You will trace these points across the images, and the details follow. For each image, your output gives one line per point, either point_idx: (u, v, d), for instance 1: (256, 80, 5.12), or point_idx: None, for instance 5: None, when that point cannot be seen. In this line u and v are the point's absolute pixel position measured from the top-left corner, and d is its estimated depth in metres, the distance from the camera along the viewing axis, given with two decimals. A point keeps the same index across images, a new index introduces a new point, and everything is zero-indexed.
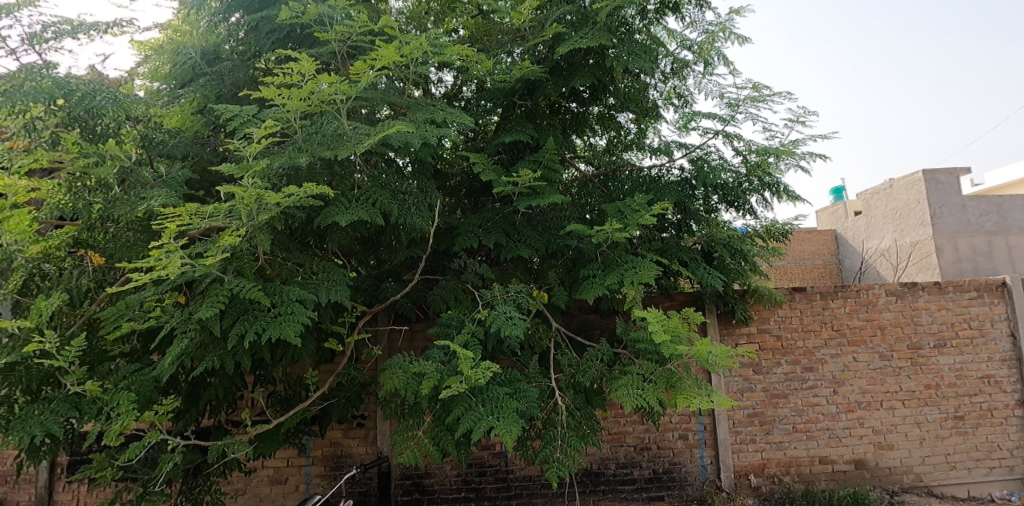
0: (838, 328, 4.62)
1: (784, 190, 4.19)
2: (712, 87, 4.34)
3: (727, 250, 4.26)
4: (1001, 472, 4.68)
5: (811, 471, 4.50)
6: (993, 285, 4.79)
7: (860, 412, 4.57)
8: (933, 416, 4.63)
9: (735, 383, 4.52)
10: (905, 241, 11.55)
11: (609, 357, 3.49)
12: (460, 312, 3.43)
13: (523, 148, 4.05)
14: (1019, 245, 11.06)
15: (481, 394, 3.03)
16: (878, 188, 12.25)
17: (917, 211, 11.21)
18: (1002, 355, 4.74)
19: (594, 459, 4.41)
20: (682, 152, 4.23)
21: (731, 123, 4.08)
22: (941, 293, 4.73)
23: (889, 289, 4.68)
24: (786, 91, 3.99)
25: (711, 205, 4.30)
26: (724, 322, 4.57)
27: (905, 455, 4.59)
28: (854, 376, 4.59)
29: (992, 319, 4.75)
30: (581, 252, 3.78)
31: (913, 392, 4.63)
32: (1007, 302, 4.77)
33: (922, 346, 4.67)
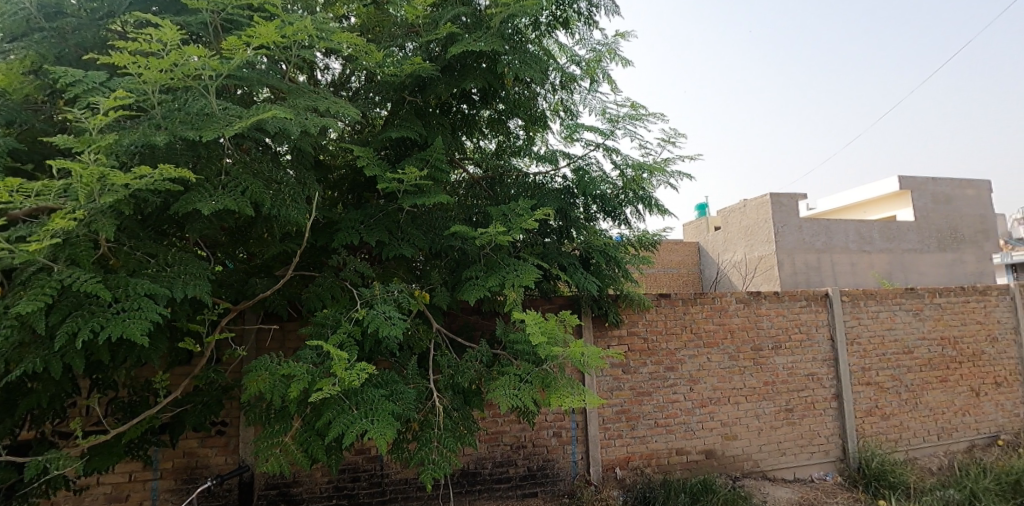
0: (695, 331, 5.06)
1: (654, 204, 4.50)
2: (595, 104, 4.56)
3: (603, 257, 4.48)
4: (819, 456, 5.39)
5: (668, 462, 4.87)
6: (819, 295, 5.53)
7: (711, 407, 5.03)
8: (768, 408, 5.23)
9: (606, 382, 4.78)
10: (754, 254, 12.98)
11: (488, 358, 3.52)
12: (336, 311, 3.27)
13: (410, 146, 3.98)
14: (841, 261, 12.87)
15: (355, 397, 2.92)
16: (734, 207, 13.66)
17: (764, 229, 12.66)
18: (823, 355, 5.47)
19: (471, 459, 4.43)
20: (565, 162, 4.41)
21: (610, 138, 4.32)
22: (779, 301, 5.38)
23: (738, 297, 5.22)
24: (660, 113, 4.30)
25: (590, 214, 4.52)
26: (597, 324, 4.80)
27: (746, 444, 5.13)
28: (707, 375, 5.05)
29: (816, 324, 5.48)
30: (464, 254, 3.79)
31: (754, 389, 5.20)
32: (828, 310, 5.54)
33: (763, 347, 5.26)
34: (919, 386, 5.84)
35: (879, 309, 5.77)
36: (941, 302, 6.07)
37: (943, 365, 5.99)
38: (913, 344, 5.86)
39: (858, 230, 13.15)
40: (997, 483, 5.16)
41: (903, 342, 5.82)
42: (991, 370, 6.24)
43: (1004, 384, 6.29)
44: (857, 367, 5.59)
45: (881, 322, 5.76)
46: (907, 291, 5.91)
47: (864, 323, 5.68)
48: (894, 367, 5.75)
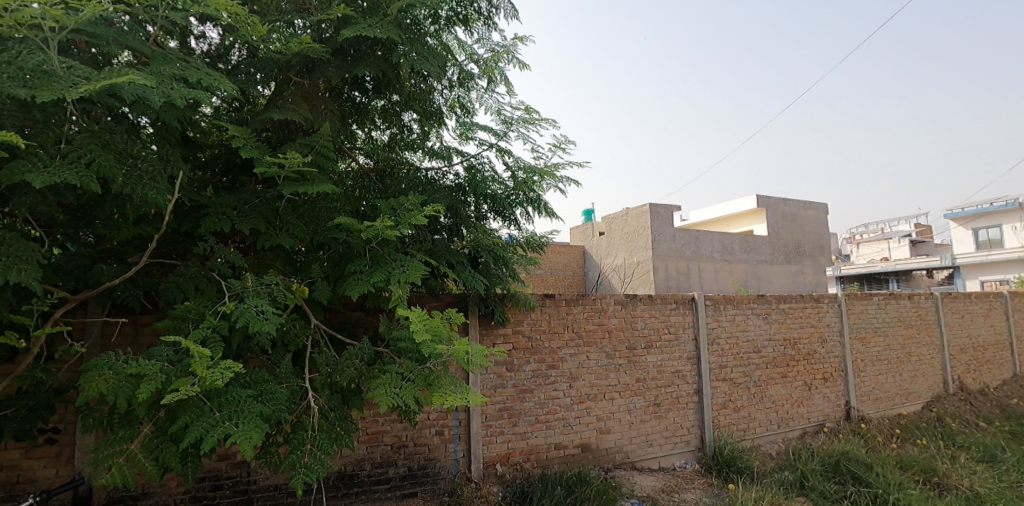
0: (576, 331, 5.26)
1: (543, 207, 4.61)
2: (492, 104, 4.58)
3: (491, 256, 4.47)
4: (681, 446, 5.84)
5: (547, 456, 5.01)
6: (686, 299, 6.01)
7: (588, 403, 5.26)
8: (639, 403, 5.58)
9: (490, 380, 4.81)
10: (633, 259, 13.83)
11: (370, 355, 3.38)
12: (200, 304, 2.97)
13: (294, 130, 3.74)
14: (707, 269, 14.07)
15: (218, 398, 2.67)
16: (617, 214, 14.45)
17: (643, 236, 13.52)
18: (687, 354, 5.95)
19: (348, 461, 4.25)
20: (459, 159, 4.41)
21: (503, 139, 4.35)
22: (652, 304, 5.76)
23: (617, 299, 5.51)
24: (552, 119, 4.40)
25: (481, 213, 4.52)
26: (483, 323, 4.80)
27: (618, 437, 5.42)
28: (585, 373, 5.27)
29: (683, 326, 5.95)
30: (349, 246, 3.56)
31: (627, 385, 5.51)
32: (694, 313, 6.04)
33: (636, 347, 5.60)
34: (765, 381, 6.53)
35: (735, 313, 6.38)
36: (785, 307, 6.86)
37: (785, 363, 6.76)
38: (762, 344, 6.55)
39: (722, 242, 14.48)
40: (821, 465, 5.92)
41: (753, 342, 6.48)
42: (821, 367, 7.15)
43: (830, 379, 7.23)
44: (715, 364, 6.14)
45: (736, 324, 6.38)
46: (758, 298, 6.61)
47: (722, 325, 6.26)
48: (745, 365, 6.39)
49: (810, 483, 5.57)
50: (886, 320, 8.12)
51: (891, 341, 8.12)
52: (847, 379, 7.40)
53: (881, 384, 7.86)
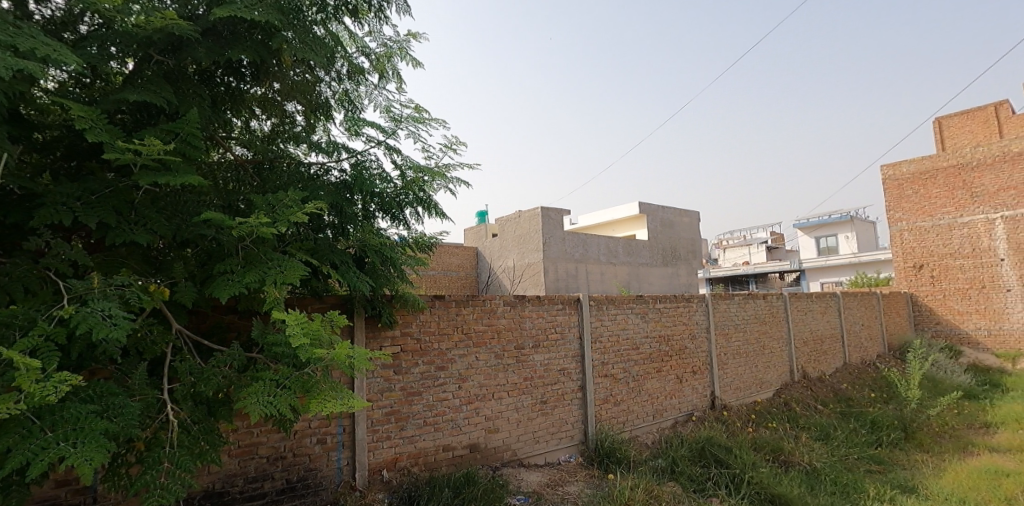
0: (466, 332, 5.25)
1: (433, 208, 4.55)
2: (381, 100, 4.45)
3: (378, 257, 4.28)
4: (566, 441, 6.04)
5: (435, 459, 4.95)
6: (571, 300, 6.25)
7: (476, 403, 5.27)
8: (526, 401, 5.69)
9: (376, 384, 4.65)
10: (524, 261, 14.14)
11: (241, 363, 3.11)
12: (30, 308, 2.57)
13: (156, 113, 3.36)
14: (593, 270, 14.73)
15: (52, 416, 2.33)
16: (510, 216, 14.69)
17: (534, 239, 13.88)
18: (572, 352, 6.18)
19: (217, 478, 3.88)
20: (346, 155, 4.25)
21: (391, 137, 4.24)
22: (540, 304, 5.91)
23: (506, 300, 5.59)
24: (442, 120, 4.37)
25: (368, 212, 4.36)
26: (370, 325, 4.64)
27: (506, 436, 5.49)
28: (474, 373, 5.28)
29: (569, 325, 6.17)
30: (219, 245, 3.28)
31: (515, 384, 5.61)
32: (578, 312, 6.29)
33: (524, 346, 5.72)
34: (642, 376, 6.95)
35: (617, 312, 6.74)
36: (660, 306, 7.36)
37: (659, 358, 7.25)
38: (639, 342, 6.97)
39: (607, 245, 15.24)
40: (690, 451, 6.41)
41: (632, 340, 6.88)
42: (690, 361, 7.75)
43: (698, 372, 7.86)
44: (598, 361, 6.43)
45: (617, 323, 6.73)
46: (638, 298, 7.03)
47: (605, 324, 6.57)
48: (625, 361, 6.76)
49: (679, 468, 6.02)
50: (746, 317, 9.00)
51: (749, 336, 9.01)
52: (712, 371, 8.09)
53: (741, 375, 8.69)
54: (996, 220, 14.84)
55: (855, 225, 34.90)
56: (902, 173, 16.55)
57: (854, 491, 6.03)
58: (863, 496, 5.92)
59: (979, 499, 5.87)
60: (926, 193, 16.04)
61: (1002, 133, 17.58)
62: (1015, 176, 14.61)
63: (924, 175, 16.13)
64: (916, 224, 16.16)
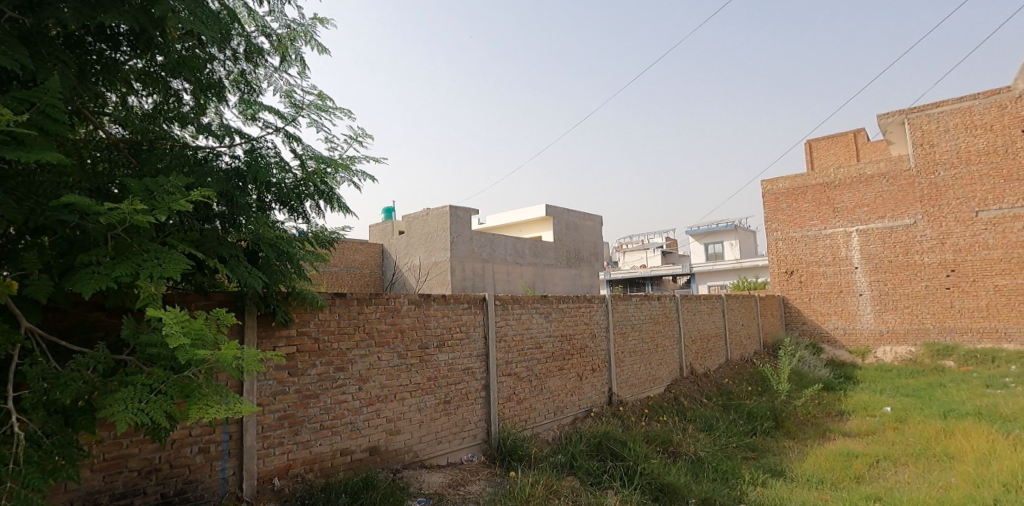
0: (367, 331, 5.06)
1: (335, 201, 4.34)
2: (281, 84, 4.17)
3: (273, 251, 3.97)
4: (468, 440, 6.00)
5: (331, 464, 4.71)
6: (477, 299, 6.24)
7: (377, 404, 5.09)
8: (429, 401, 5.59)
9: (269, 387, 4.35)
10: (431, 260, 13.96)
11: (107, 366, 2.77)
12: None
13: (8, 78, 2.90)
14: (500, 270, 14.84)
15: None
16: (417, 214, 14.42)
17: (442, 237, 13.73)
18: (476, 351, 6.16)
19: (76, 496, 3.43)
20: (239, 141, 3.94)
21: (291, 124, 3.98)
22: (445, 303, 5.84)
23: (410, 298, 5.46)
24: (347, 109, 4.18)
25: (262, 203, 4.06)
26: (262, 324, 4.33)
27: (407, 437, 5.36)
28: (375, 374, 5.10)
29: (474, 324, 6.16)
30: (82, 233, 2.90)
31: (418, 384, 5.49)
32: (484, 311, 6.29)
33: (428, 346, 5.62)
34: (544, 374, 7.09)
35: (521, 312, 6.82)
36: (563, 306, 7.54)
37: (561, 356, 7.43)
38: (542, 340, 7.10)
39: (515, 246, 15.43)
40: (587, 446, 6.62)
41: (536, 339, 6.99)
42: (590, 359, 8.01)
43: (598, 370, 8.15)
44: (502, 360, 6.47)
45: (521, 322, 6.81)
46: (542, 297, 7.16)
47: (509, 323, 6.63)
48: (528, 360, 6.86)
49: (578, 463, 6.20)
50: (642, 317, 9.47)
51: (644, 335, 9.48)
52: (609, 368, 8.42)
53: (636, 372, 9.12)
54: (853, 232, 16.77)
55: (738, 234, 38.00)
56: (779, 188, 18.23)
57: (733, 476, 6.53)
58: (740, 480, 6.42)
59: (834, 478, 6.58)
60: (798, 206, 17.79)
61: (859, 157, 19.92)
62: (869, 194, 16.60)
63: (796, 190, 17.88)
64: (789, 234, 17.85)
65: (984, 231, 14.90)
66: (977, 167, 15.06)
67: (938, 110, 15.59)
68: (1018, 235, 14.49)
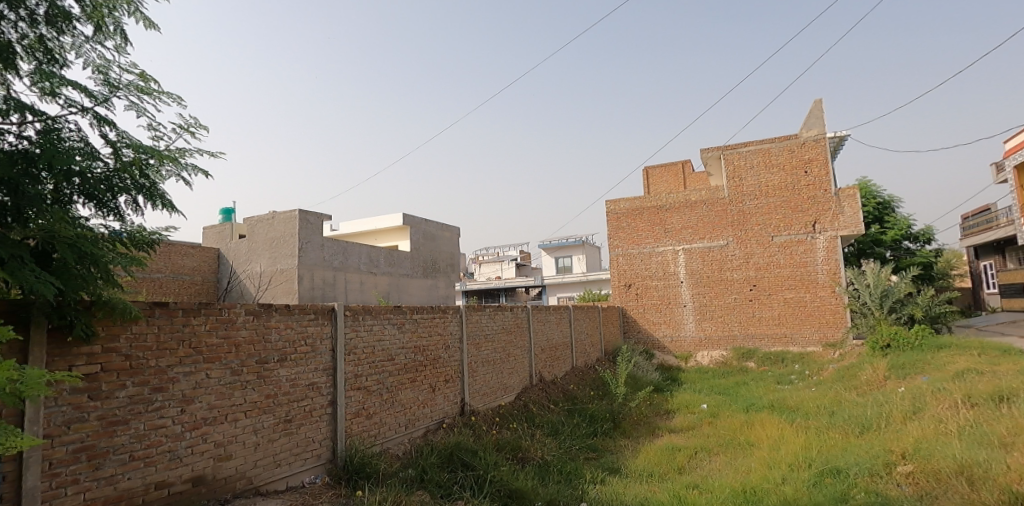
0: (194, 346, 4.50)
1: (158, 197, 3.82)
2: (94, 58, 3.58)
3: (72, 252, 3.31)
4: (311, 461, 5.57)
5: (144, 501, 4.06)
6: (325, 310, 5.89)
7: (204, 428, 4.53)
8: (267, 421, 5.12)
9: (61, 415, 3.65)
10: (276, 267, 12.92)
11: None
12: None
13: None
14: (353, 280, 14.20)
15: None
16: (261, 217, 13.30)
17: (289, 243, 12.78)
18: (322, 365, 5.79)
19: None
20: (32, 119, 3.30)
21: (103, 104, 3.43)
22: (289, 314, 5.42)
23: (248, 308, 4.97)
24: (176, 95, 3.71)
25: (61, 194, 3.43)
26: (54, 339, 3.63)
27: (240, 462, 4.82)
28: (203, 393, 4.54)
29: (321, 337, 5.79)
30: None
31: (254, 403, 5.00)
32: (332, 323, 5.95)
33: (268, 361, 5.16)
34: (395, 387, 6.87)
35: (373, 322, 6.56)
36: (416, 317, 7.42)
37: (414, 368, 7.27)
38: (394, 352, 6.89)
39: (369, 255, 14.88)
40: (438, 458, 6.54)
41: (387, 351, 6.76)
42: (443, 371, 7.95)
43: (450, 380, 8.11)
44: (350, 374, 6.15)
45: (373, 334, 6.55)
46: (395, 308, 6.97)
47: (360, 336, 6.34)
48: (379, 373, 6.60)
49: (428, 476, 6.09)
50: (494, 328, 9.65)
51: (496, 346, 9.66)
52: (462, 379, 8.42)
53: (488, 381, 9.23)
54: (680, 250, 18.78)
55: (585, 249, 40.61)
56: (620, 208, 19.78)
57: (575, 477, 6.88)
58: (581, 480, 6.79)
59: (661, 472, 7.23)
60: (636, 225, 19.49)
61: (686, 185, 22.42)
62: (693, 218, 18.73)
63: (635, 211, 19.56)
64: (629, 250, 19.46)
65: (778, 252, 17.58)
66: (774, 199, 17.77)
67: (745, 150, 18.14)
68: (802, 257, 17.33)
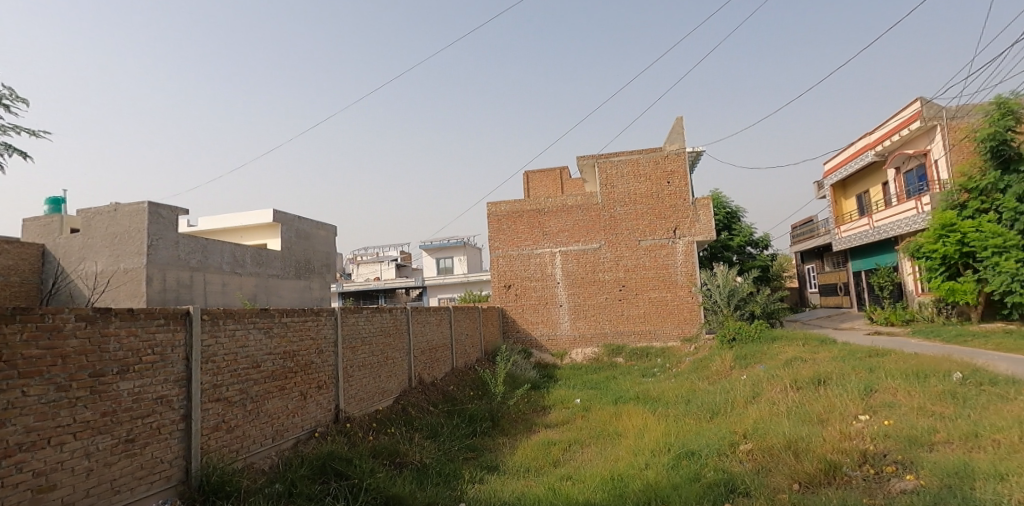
0: (6, 359, 3.80)
1: None
2: None
3: None
4: (160, 484, 4.94)
5: None
6: (178, 314, 5.29)
7: (19, 455, 3.83)
8: (104, 443, 4.46)
9: None
10: (118, 266, 11.41)
11: None
12: None
13: None
14: (213, 281, 12.96)
15: None
16: (101, 210, 11.69)
17: (135, 240, 11.35)
18: (174, 376, 5.18)
19: None
20: None
21: None
22: (132, 319, 4.78)
23: (79, 314, 4.31)
24: None
25: None
26: None
27: (67, 492, 4.14)
28: (17, 415, 3.85)
29: (172, 344, 5.18)
30: None
31: (87, 422, 4.34)
32: (186, 329, 5.35)
33: (105, 373, 4.51)
34: (261, 397, 6.34)
35: (235, 327, 6.01)
36: (286, 321, 6.93)
37: (282, 375, 6.77)
38: (260, 359, 6.37)
39: (233, 254, 13.68)
40: (309, 470, 6.15)
41: (252, 357, 6.23)
42: (316, 377, 7.50)
43: (323, 387, 7.67)
44: (208, 384, 5.58)
45: (235, 339, 6.00)
46: (261, 311, 6.45)
47: (220, 342, 5.77)
48: (242, 381, 6.05)
49: (298, 489, 5.69)
50: (371, 330, 9.30)
51: (373, 349, 9.32)
52: (336, 385, 8.01)
53: (364, 386, 8.88)
54: (556, 252, 19.50)
55: (466, 250, 40.75)
56: (501, 210, 20.06)
57: (453, 478, 6.83)
58: (460, 481, 6.76)
59: (537, 466, 7.42)
60: (516, 228, 19.90)
61: (563, 190, 23.34)
62: (569, 221, 19.53)
63: (515, 213, 19.97)
64: (508, 252, 19.80)
65: (644, 255, 18.92)
66: (641, 206, 19.08)
67: (617, 159, 19.27)
68: (664, 259, 18.79)
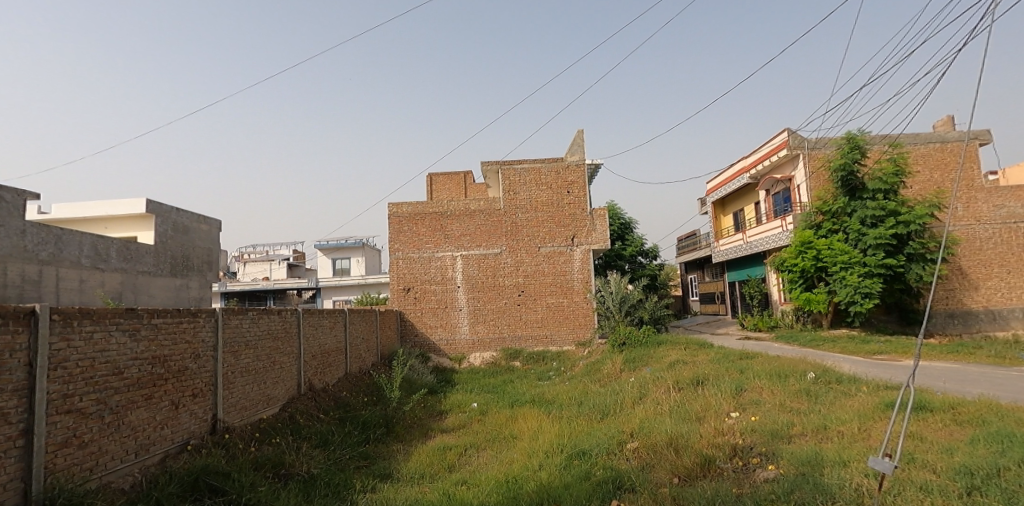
0: None
1: None
2: None
3: None
4: None
5: None
6: (20, 314, 4.62)
7: None
8: None
9: None
10: None
11: None
12: None
13: None
14: (67, 277, 11.49)
15: None
16: None
17: None
18: (13, 385, 4.50)
19: None
20: None
21: None
22: None
23: None
24: None
25: None
26: None
27: None
28: None
29: (10, 348, 4.50)
30: None
31: None
32: (30, 331, 4.68)
33: None
34: (123, 407, 5.68)
35: (94, 329, 5.33)
36: (156, 322, 6.28)
37: (149, 383, 6.11)
38: (123, 364, 5.70)
39: (94, 246, 12.21)
40: (178, 487, 5.60)
41: (113, 363, 5.57)
42: (190, 384, 6.85)
43: (199, 395, 7.02)
44: (57, 394, 4.90)
45: (94, 343, 5.33)
46: (126, 311, 5.80)
47: (74, 346, 5.10)
48: (100, 390, 5.38)
49: None
50: (257, 333, 8.66)
51: (259, 353, 8.69)
52: (214, 392, 7.37)
53: (247, 394, 8.26)
54: (458, 256, 19.43)
55: (365, 251, 39.49)
56: (402, 211, 19.64)
57: (343, 488, 6.53)
58: (350, 491, 6.47)
59: (432, 472, 7.29)
60: (417, 230, 19.57)
61: (466, 195, 23.34)
62: (471, 226, 19.55)
63: (417, 215, 19.63)
64: (409, 254, 19.42)
65: (543, 261, 19.36)
66: (542, 213, 19.53)
67: (520, 166, 19.58)
68: (562, 266, 19.35)
